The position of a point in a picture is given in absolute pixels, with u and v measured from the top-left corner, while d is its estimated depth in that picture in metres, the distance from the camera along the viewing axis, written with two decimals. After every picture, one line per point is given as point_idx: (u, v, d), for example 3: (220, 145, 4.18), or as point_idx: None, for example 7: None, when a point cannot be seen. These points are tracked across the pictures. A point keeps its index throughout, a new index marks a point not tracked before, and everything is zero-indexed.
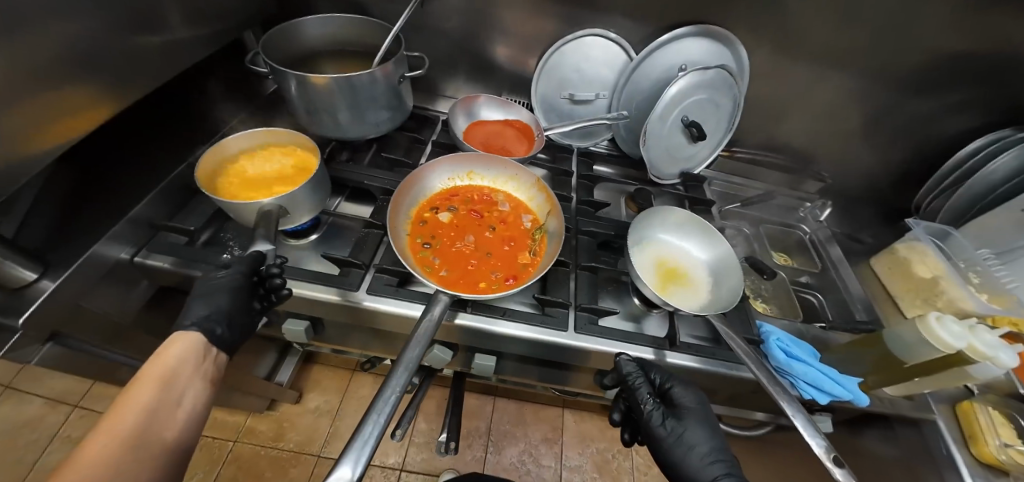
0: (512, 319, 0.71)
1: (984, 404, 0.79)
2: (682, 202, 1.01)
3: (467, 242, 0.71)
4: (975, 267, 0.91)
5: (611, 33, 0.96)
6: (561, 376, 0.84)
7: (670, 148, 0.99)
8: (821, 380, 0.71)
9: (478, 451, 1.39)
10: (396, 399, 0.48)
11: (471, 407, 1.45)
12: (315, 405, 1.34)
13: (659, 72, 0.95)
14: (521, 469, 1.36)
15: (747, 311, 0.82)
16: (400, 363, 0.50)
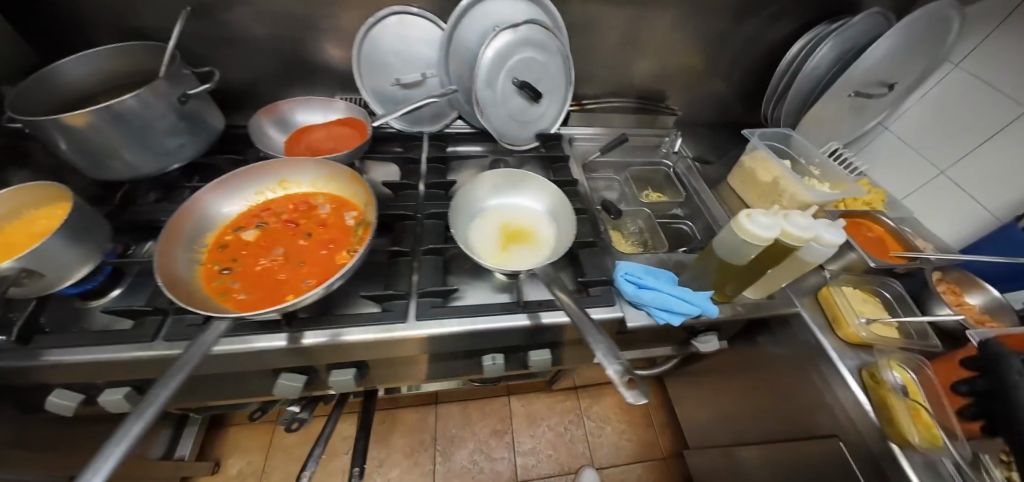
0: (344, 324, 0.66)
1: (838, 286, 0.81)
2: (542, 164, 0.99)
3: (275, 256, 0.66)
4: (815, 162, 0.97)
5: (414, 7, 0.89)
6: (438, 367, 0.80)
7: (514, 115, 0.94)
8: (668, 302, 0.73)
9: (427, 465, 1.25)
10: (123, 453, 0.42)
11: (410, 423, 1.31)
12: (236, 470, 1.17)
13: (475, 37, 0.89)
14: (474, 470, 1.24)
15: (602, 254, 0.82)
16: (139, 410, 0.44)
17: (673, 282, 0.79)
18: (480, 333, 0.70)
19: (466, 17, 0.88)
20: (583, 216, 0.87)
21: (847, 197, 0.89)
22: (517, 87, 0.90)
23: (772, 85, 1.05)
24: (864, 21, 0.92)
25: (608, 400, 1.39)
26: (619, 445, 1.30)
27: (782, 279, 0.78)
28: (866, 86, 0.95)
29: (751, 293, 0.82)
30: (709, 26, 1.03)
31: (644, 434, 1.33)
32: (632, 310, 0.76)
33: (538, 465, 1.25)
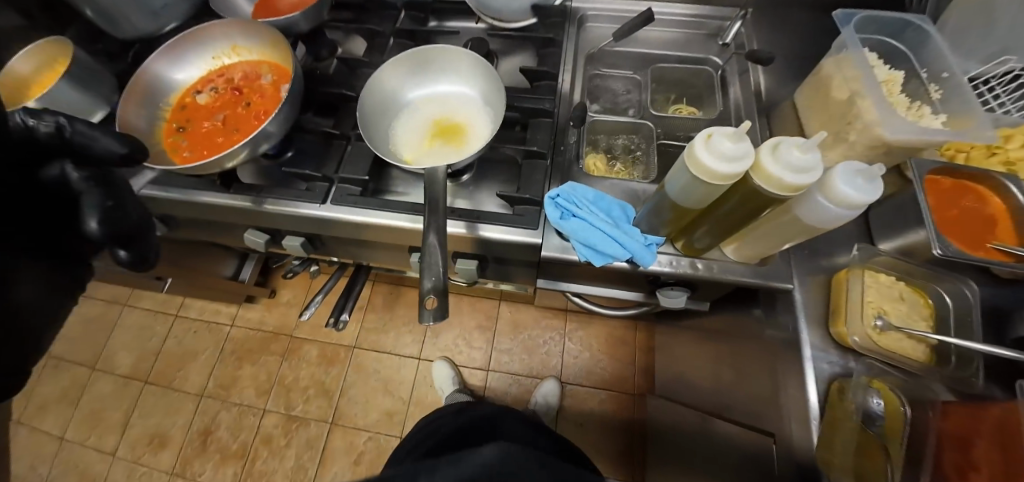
0: (265, 196, 0.68)
1: (863, 272, 0.57)
2: (531, 47, 0.80)
3: (219, 120, 0.70)
4: (943, 77, 0.63)
5: None
6: (374, 254, 0.83)
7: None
8: (592, 239, 0.61)
9: (417, 336, 1.37)
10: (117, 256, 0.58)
11: (410, 299, 1.43)
12: (289, 299, 1.42)
13: None
14: (456, 351, 1.35)
15: (553, 171, 0.69)
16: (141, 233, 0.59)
17: (626, 218, 0.66)
18: (389, 231, 0.67)
19: None
20: (545, 119, 0.71)
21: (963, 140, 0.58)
22: None
23: None
24: None
25: (597, 327, 1.34)
26: (592, 369, 1.28)
27: (776, 243, 0.57)
28: None
29: (731, 250, 0.63)
30: None
31: (624, 368, 1.28)
32: (554, 238, 0.66)
33: (510, 364, 1.32)
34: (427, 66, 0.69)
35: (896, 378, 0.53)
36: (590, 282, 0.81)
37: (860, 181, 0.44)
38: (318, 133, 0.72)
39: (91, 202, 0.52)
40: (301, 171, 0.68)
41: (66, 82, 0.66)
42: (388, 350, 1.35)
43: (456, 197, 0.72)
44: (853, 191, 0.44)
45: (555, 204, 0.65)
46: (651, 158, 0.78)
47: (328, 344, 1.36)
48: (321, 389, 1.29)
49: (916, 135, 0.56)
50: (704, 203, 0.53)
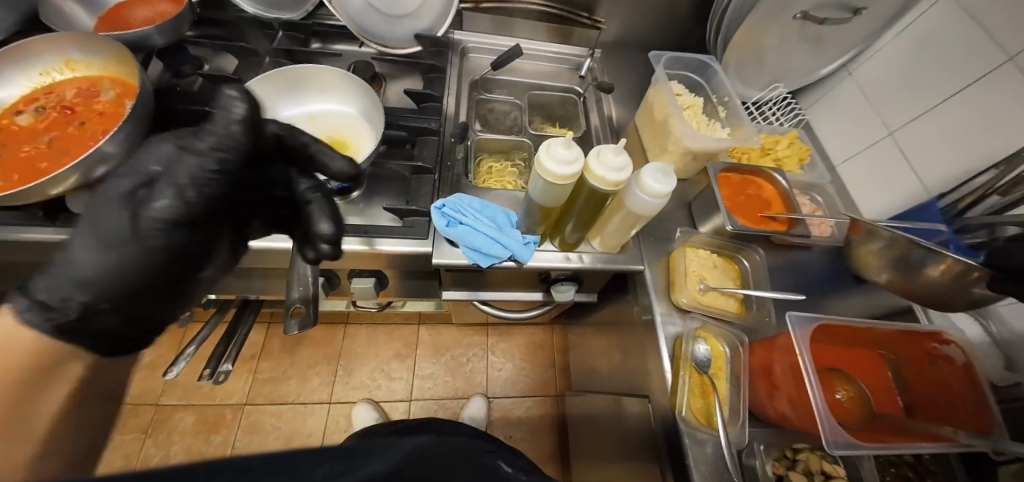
0: None
1: (686, 249, 0.74)
2: (416, 75, 0.86)
3: (43, 141, 0.61)
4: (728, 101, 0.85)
5: None
6: (265, 284, 0.78)
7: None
8: (475, 242, 0.68)
9: (328, 376, 1.29)
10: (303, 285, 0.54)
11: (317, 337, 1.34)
12: (152, 360, 1.22)
13: None
14: (372, 385, 1.28)
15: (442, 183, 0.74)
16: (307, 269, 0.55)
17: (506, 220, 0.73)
18: (272, 252, 0.65)
19: None
20: (432, 137, 0.77)
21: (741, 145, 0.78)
22: None
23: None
24: None
25: (517, 339, 1.42)
26: (516, 380, 1.34)
27: (624, 231, 0.69)
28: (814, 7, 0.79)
29: (597, 242, 0.74)
30: None
31: (543, 372, 1.37)
32: (445, 246, 0.70)
33: (433, 389, 1.30)
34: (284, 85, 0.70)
35: (717, 325, 0.69)
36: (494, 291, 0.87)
37: (661, 178, 0.59)
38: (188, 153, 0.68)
39: (323, 208, 0.53)
40: None
41: None
42: (292, 399, 1.23)
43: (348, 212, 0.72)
44: (656, 182, 0.58)
45: (441, 213, 0.70)
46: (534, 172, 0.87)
47: (209, 406, 1.19)
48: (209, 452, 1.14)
49: (712, 143, 0.74)
50: (559, 201, 0.64)
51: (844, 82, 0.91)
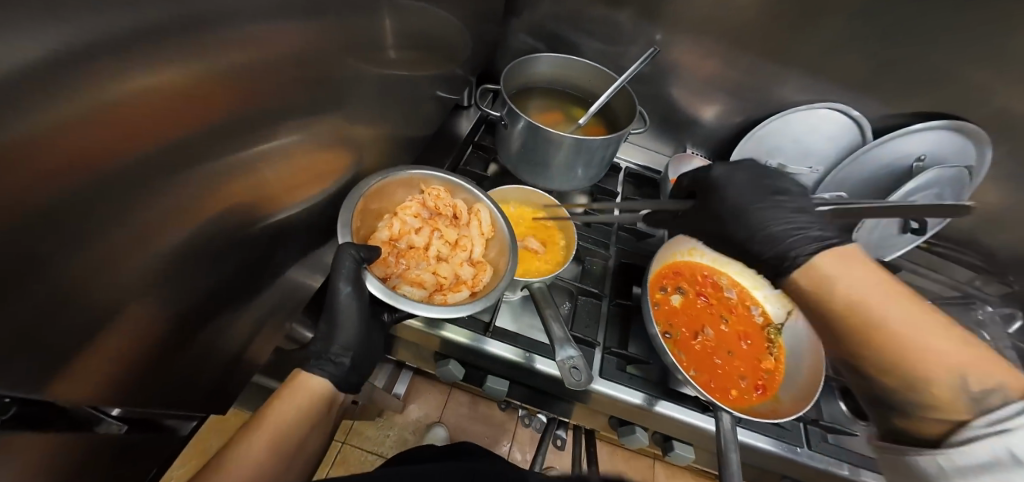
0: (489, 334, 0.71)
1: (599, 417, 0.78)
2: (569, 301, 0.76)
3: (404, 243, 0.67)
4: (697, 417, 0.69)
5: (854, 112, 0.92)
6: (559, 407, 0.79)
7: (955, 283, 1.03)
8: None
9: (440, 405, 1.29)
10: (351, 271, 0.54)
11: (420, 386, 1.29)
12: (417, 417, 1.26)
13: (890, 160, 0.91)
14: (464, 414, 1.29)
15: (551, 405, 0.79)
16: (348, 280, 0.54)
17: (573, 397, 0.71)
18: (556, 392, 0.74)
19: (897, 139, 0.89)
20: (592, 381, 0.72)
21: (534, 334, 0.73)
22: (593, 196, 0.92)
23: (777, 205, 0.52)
24: (648, 303, 0.68)
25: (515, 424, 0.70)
26: (476, 418, 1.28)
27: (594, 422, 0.80)
28: (714, 392, 0.67)
29: (588, 421, 0.80)
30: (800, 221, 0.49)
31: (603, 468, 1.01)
32: (634, 437, 0.73)
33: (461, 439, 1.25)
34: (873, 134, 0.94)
35: (591, 421, 0.79)
36: (517, 398, 0.82)
37: (683, 447, 0.74)
38: (586, 191, 0.92)
39: (349, 267, 0.54)
40: (488, 322, 0.72)
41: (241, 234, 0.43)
42: (481, 434, 1.26)
43: (606, 322, 0.75)
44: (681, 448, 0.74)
45: (619, 431, 0.75)
46: (620, 392, 0.68)
47: (417, 401, 1.28)
48: (388, 427, 1.24)
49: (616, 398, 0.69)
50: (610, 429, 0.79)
51: (790, 437, 0.69)
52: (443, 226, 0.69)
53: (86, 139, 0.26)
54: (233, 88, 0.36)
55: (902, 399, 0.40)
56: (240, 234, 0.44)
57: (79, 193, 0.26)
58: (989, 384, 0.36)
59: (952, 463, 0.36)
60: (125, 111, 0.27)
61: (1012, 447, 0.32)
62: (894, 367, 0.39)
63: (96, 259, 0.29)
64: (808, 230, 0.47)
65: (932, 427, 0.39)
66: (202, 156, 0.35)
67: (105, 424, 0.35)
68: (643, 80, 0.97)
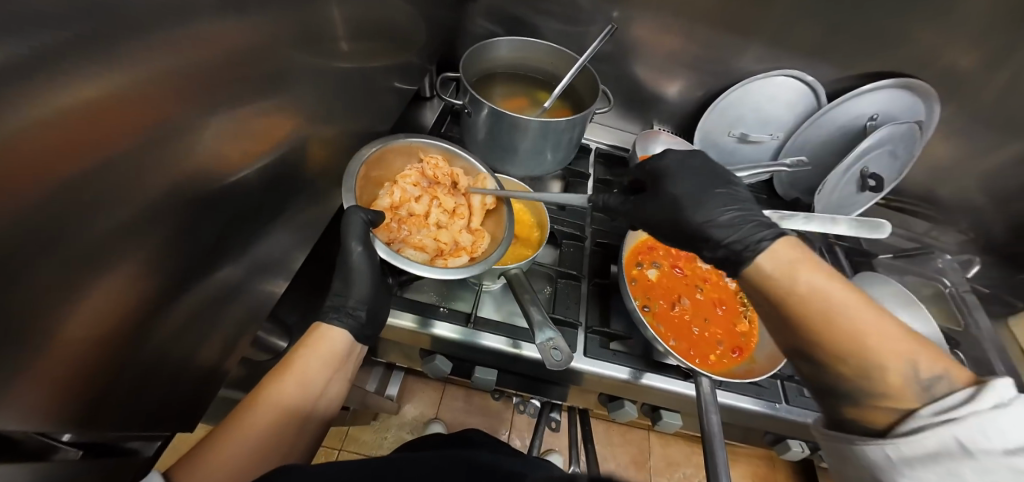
0: (471, 324, 0.70)
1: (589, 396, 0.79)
2: (548, 284, 0.77)
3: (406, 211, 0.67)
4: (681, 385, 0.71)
5: (809, 76, 0.94)
6: (549, 390, 0.80)
7: (915, 236, 1.08)
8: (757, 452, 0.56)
9: (434, 402, 1.29)
10: (362, 227, 0.57)
11: (412, 385, 1.29)
12: (412, 416, 1.26)
13: (847, 120, 0.94)
14: (459, 408, 1.29)
15: (540, 388, 0.80)
16: (359, 238, 0.57)
17: (561, 379, 0.72)
18: (543, 376, 0.74)
19: (852, 100, 0.92)
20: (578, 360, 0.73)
21: (516, 321, 0.74)
22: (564, 179, 0.92)
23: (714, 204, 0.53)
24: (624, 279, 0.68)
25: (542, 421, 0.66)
26: (471, 410, 1.29)
27: (584, 401, 0.81)
28: (694, 360, 0.69)
29: (578, 401, 0.82)
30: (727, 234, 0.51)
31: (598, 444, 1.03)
32: (623, 411, 0.75)
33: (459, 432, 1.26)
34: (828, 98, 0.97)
35: (582, 400, 0.81)
36: (506, 386, 0.83)
37: (671, 415, 0.76)
38: (557, 174, 0.92)
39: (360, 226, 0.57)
40: (469, 313, 0.72)
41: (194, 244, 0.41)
42: (478, 425, 1.27)
43: (586, 302, 0.76)
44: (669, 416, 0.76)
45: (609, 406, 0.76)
46: (605, 368, 0.69)
47: (410, 401, 1.28)
48: (384, 429, 1.23)
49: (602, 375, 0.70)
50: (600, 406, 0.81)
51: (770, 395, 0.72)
52: (443, 194, 0.69)
53: (21, 160, 0.25)
54: (175, 96, 0.35)
55: (849, 387, 0.39)
56: (192, 252, 0.42)
57: (15, 219, 0.25)
58: (937, 371, 0.35)
59: (901, 454, 0.34)
60: (56, 130, 0.26)
61: (960, 435, 0.31)
62: (841, 356, 0.38)
63: (44, 281, 0.28)
64: (749, 223, 0.48)
65: (880, 416, 0.37)
66: (145, 171, 0.34)
67: (59, 452, 0.34)
68: (604, 59, 0.97)
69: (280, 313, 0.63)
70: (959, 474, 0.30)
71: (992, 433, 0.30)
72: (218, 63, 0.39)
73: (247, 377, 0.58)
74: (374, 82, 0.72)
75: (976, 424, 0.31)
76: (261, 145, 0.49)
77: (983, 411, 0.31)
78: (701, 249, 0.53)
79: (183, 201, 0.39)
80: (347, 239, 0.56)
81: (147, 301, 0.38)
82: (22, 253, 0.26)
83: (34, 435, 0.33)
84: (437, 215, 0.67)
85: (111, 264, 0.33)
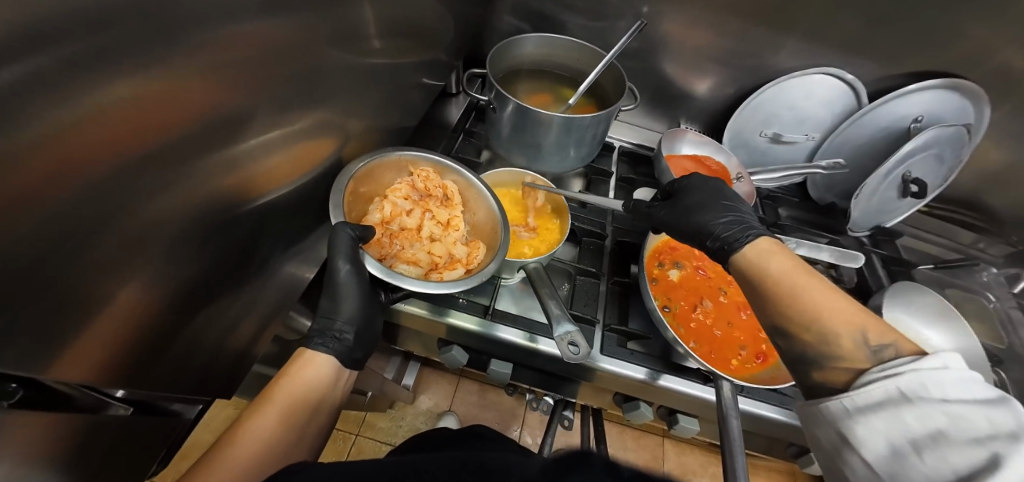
0: (491, 317, 0.71)
1: (604, 395, 0.78)
2: (568, 280, 0.77)
3: (399, 224, 0.68)
4: (701, 389, 0.69)
5: (849, 75, 0.90)
6: (562, 387, 0.80)
7: (958, 246, 1.02)
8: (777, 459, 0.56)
9: (449, 394, 1.31)
10: (349, 246, 0.56)
11: (429, 376, 1.31)
12: (427, 407, 1.28)
13: (889, 123, 0.90)
14: (473, 402, 1.31)
15: (555, 385, 0.80)
16: (344, 258, 0.56)
17: (577, 375, 0.72)
18: (556, 371, 0.74)
19: (896, 101, 0.88)
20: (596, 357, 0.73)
21: (533, 315, 0.74)
22: (587, 176, 0.91)
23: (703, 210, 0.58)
24: (645, 277, 0.68)
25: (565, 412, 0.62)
26: (484, 405, 1.30)
27: (598, 400, 0.81)
28: (716, 363, 0.67)
29: (590, 399, 0.81)
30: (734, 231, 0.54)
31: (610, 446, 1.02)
32: (638, 412, 0.74)
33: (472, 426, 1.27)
34: (869, 99, 0.92)
35: (595, 398, 0.80)
36: (521, 381, 0.83)
37: (689, 420, 0.75)
38: (580, 171, 0.92)
39: (345, 244, 0.56)
40: (488, 305, 0.73)
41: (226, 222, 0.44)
42: (491, 420, 1.28)
43: (605, 300, 0.75)
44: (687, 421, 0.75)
45: (624, 406, 0.75)
46: (623, 368, 0.68)
47: (426, 392, 1.30)
48: (399, 418, 1.26)
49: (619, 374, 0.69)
50: (614, 406, 0.80)
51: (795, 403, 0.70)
52: (435, 207, 0.70)
53: (79, 143, 0.27)
54: (221, 86, 0.37)
55: (811, 352, 0.40)
56: (231, 232, 0.45)
57: (71, 188, 0.27)
58: (887, 340, 0.37)
59: (854, 405, 0.36)
60: (111, 110, 0.28)
61: (902, 385, 0.34)
62: (804, 323, 0.41)
63: (96, 252, 0.31)
64: (739, 226, 0.53)
65: (838, 376, 0.39)
66: (195, 158, 0.37)
67: (110, 407, 0.36)
68: (633, 57, 0.96)
69: (309, 296, 0.65)
70: (902, 419, 0.33)
71: (930, 386, 0.33)
72: (259, 53, 0.41)
73: (276, 355, 0.60)
74: (405, 77, 0.74)
75: (915, 377, 0.33)
76: (296, 133, 0.52)
77: (923, 368, 0.33)
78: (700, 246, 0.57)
79: (223, 183, 0.42)
80: (333, 262, 0.56)
81: (189, 273, 0.40)
82: (78, 228, 0.29)
83: (88, 391, 0.35)
84: (431, 228, 0.69)
85: (156, 237, 0.36)
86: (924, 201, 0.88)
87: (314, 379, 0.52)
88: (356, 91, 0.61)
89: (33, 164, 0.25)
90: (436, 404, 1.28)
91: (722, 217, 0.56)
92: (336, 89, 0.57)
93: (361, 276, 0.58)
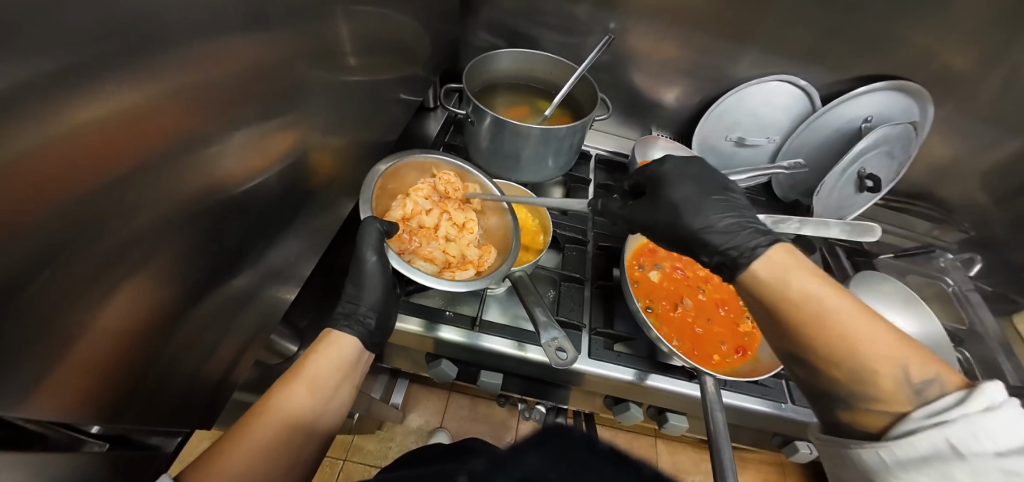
0: (478, 328, 0.71)
1: (594, 399, 0.80)
2: (552, 287, 0.78)
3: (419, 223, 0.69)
4: (686, 386, 0.71)
5: (803, 80, 0.96)
6: (552, 394, 0.81)
7: (915, 236, 1.09)
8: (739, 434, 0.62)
9: (439, 410, 1.29)
10: (376, 236, 0.59)
11: (418, 393, 1.29)
12: (417, 425, 1.26)
13: (843, 123, 0.96)
14: (463, 417, 1.29)
15: (544, 391, 0.80)
16: (371, 249, 0.58)
17: (566, 380, 0.73)
18: (546, 377, 0.75)
19: (848, 102, 0.94)
20: None
21: (520, 323, 0.75)
22: (566, 184, 0.94)
23: (669, 202, 0.58)
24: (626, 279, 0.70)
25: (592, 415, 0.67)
26: (475, 419, 1.29)
27: (589, 405, 0.82)
28: (698, 360, 0.69)
29: (581, 404, 0.82)
30: (730, 236, 0.53)
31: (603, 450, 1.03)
32: (627, 413, 0.75)
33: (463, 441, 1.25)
34: (823, 101, 0.99)
35: (586, 403, 0.81)
36: (511, 391, 0.83)
37: (677, 418, 0.76)
38: (559, 180, 0.94)
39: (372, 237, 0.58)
40: (475, 315, 0.73)
41: (207, 245, 0.43)
42: (483, 433, 1.27)
43: (589, 305, 0.77)
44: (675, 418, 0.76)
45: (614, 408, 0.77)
46: (610, 370, 0.70)
47: (414, 409, 1.28)
48: (387, 438, 1.24)
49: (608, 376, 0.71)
50: (605, 409, 0.81)
51: (777, 393, 0.72)
52: (453, 209, 0.71)
53: (53, 169, 0.27)
54: (197, 109, 0.37)
55: (842, 389, 0.43)
56: (211, 254, 0.44)
57: (46, 216, 0.27)
58: (929, 376, 0.39)
59: (893, 457, 0.38)
60: (85, 135, 0.28)
61: (951, 437, 0.35)
62: (836, 361, 0.43)
63: (72, 280, 0.30)
64: (743, 229, 0.52)
65: (876, 420, 0.42)
66: (173, 182, 0.37)
67: (86, 443, 0.36)
68: (603, 69, 1.00)
69: (291, 317, 0.64)
70: (951, 475, 0.33)
71: (982, 435, 0.34)
72: (236, 75, 0.41)
73: (260, 379, 0.59)
74: (383, 94, 0.75)
75: (966, 428, 0.35)
76: (276, 154, 0.52)
77: (973, 414, 0.35)
78: (699, 254, 0.57)
79: (202, 206, 0.41)
80: (362, 252, 0.58)
81: (170, 299, 0.40)
82: (53, 256, 0.28)
83: (59, 427, 0.34)
84: (447, 228, 0.69)
85: (135, 263, 0.35)
86: (880, 194, 0.94)
87: (332, 363, 0.52)
88: (333, 110, 0.62)
89: (5, 193, 0.25)
90: (425, 421, 1.26)
91: (724, 221, 0.54)
92: (314, 110, 0.57)
93: (382, 269, 0.59)
